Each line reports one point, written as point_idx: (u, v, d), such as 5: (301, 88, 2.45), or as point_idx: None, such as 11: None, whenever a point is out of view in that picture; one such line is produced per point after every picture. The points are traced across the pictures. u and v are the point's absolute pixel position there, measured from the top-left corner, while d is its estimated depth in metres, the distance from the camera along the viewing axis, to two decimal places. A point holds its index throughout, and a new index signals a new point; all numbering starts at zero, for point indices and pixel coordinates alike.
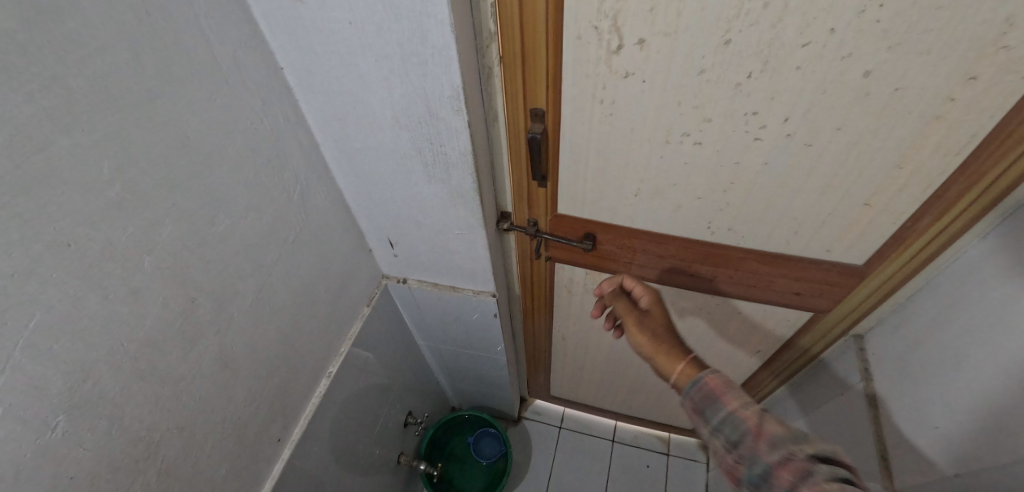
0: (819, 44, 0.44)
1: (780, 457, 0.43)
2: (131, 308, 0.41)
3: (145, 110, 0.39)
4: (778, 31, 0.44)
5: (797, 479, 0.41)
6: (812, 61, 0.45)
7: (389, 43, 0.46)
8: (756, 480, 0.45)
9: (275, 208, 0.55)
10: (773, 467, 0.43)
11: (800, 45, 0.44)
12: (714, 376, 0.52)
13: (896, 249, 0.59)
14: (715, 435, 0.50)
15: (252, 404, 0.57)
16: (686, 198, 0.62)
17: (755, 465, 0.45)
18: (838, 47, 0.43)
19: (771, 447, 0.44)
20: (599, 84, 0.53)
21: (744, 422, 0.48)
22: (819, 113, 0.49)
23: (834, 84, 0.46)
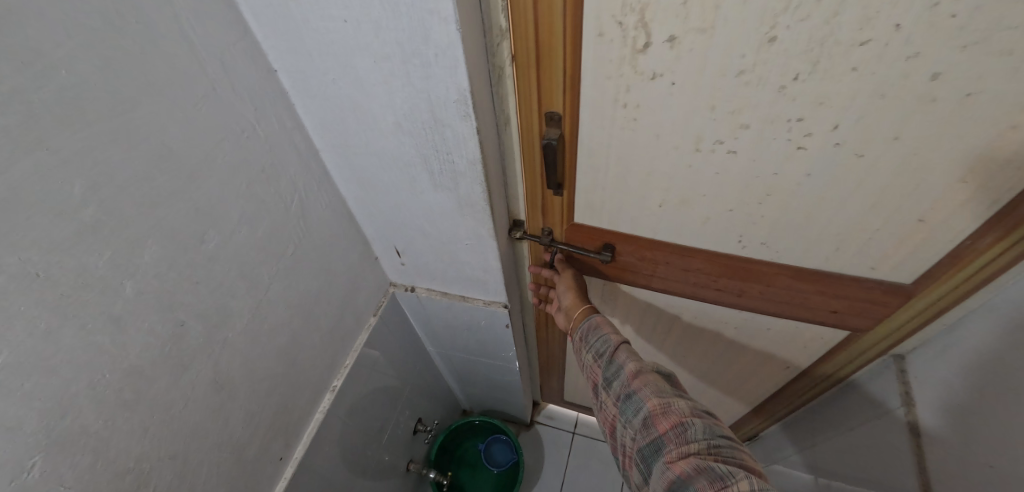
0: (880, 43, 0.38)
1: (627, 359, 0.53)
2: (113, 337, 0.38)
3: (121, 122, 0.36)
4: (831, 28, 0.38)
5: (632, 373, 0.51)
6: (870, 62, 0.39)
7: (388, 42, 0.42)
8: (607, 377, 0.54)
9: (271, 222, 0.52)
10: (621, 366, 0.53)
11: (858, 43, 0.38)
12: (596, 314, 0.62)
13: (951, 269, 0.53)
14: (588, 351, 0.59)
15: (251, 424, 0.55)
16: (715, 210, 0.57)
17: (609, 367, 0.55)
18: (902, 47, 0.38)
19: (624, 353, 0.54)
20: (622, 86, 0.48)
21: (608, 337, 0.57)
22: (874, 120, 0.43)
23: (894, 88, 0.40)
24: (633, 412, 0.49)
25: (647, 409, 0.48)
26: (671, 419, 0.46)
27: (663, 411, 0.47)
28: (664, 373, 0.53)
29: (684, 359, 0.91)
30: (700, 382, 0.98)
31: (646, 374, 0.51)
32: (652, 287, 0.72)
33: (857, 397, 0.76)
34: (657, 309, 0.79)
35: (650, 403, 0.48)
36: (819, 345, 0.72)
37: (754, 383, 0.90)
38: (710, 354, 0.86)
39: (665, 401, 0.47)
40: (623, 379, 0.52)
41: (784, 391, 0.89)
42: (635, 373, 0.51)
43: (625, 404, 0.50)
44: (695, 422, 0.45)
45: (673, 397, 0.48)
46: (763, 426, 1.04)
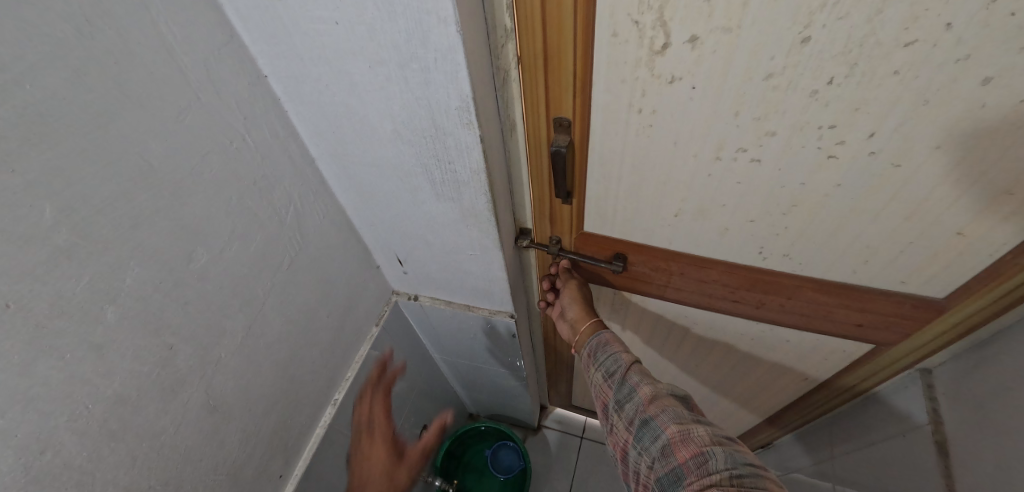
0: (928, 44, 0.34)
1: (642, 381, 0.51)
2: (95, 366, 0.36)
3: (95, 138, 0.33)
4: (874, 27, 0.34)
5: (648, 399, 0.49)
6: (916, 65, 0.35)
7: (383, 46, 0.38)
8: (620, 399, 0.52)
9: (265, 236, 0.49)
10: (635, 388, 0.51)
11: (902, 44, 0.34)
12: (605, 331, 0.60)
13: (989, 284, 0.49)
14: (598, 369, 0.57)
15: (248, 445, 0.53)
16: (735, 221, 0.53)
17: (621, 388, 0.52)
18: (952, 47, 0.34)
19: (637, 375, 0.52)
20: (637, 90, 0.44)
21: (619, 357, 0.55)
22: (914, 128, 0.39)
23: (940, 93, 0.36)
24: (650, 439, 0.46)
25: (665, 436, 0.45)
26: (692, 447, 0.43)
27: (682, 439, 0.44)
28: (682, 399, 0.51)
29: (696, 368, 0.88)
30: (713, 391, 0.95)
31: (664, 399, 0.48)
32: (666, 297, 0.69)
33: (878, 411, 0.72)
34: (671, 319, 0.76)
35: (669, 430, 0.45)
36: (840, 358, 0.69)
37: (769, 393, 0.87)
38: (725, 364, 0.83)
39: (684, 427, 0.45)
40: (639, 403, 0.50)
41: (798, 403, 0.86)
42: (651, 398, 0.49)
43: (641, 431, 0.48)
44: (716, 452, 0.41)
45: (693, 424, 0.45)
46: (774, 435, 1.00)
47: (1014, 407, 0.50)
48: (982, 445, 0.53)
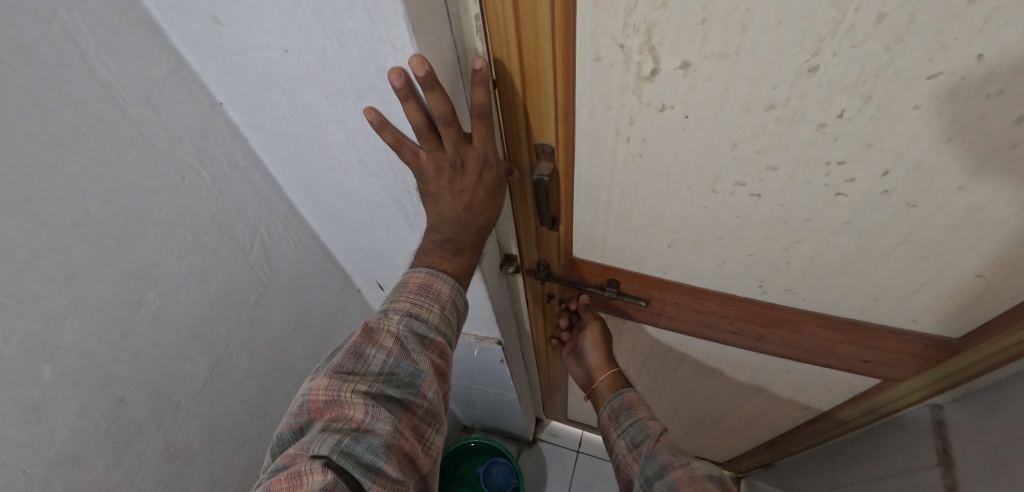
0: (955, 77, 0.29)
1: (675, 461, 0.46)
2: (31, 428, 0.34)
3: (15, 185, 0.30)
4: (892, 59, 0.29)
5: (685, 478, 0.44)
6: (939, 99, 0.31)
7: (338, 76, 0.35)
8: (649, 476, 0.47)
9: (227, 272, 0.46)
10: (666, 465, 0.46)
11: (924, 76, 0.30)
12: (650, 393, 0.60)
13: (1011, 327, 0.45)
14: (623, 438, 0.54)
15: (216, 487, 0.51)
16: (735, 254, 0.51)
17: (649, 462, 0.48)
18: (983, 80, 0.29)
19: (667, 450, 0.48)
20: (625, 117, 0.40)
21: (648, 426, 0.52)
22: (935, 166, 0.35)
23: (966, 129, 0.32)
24: None
25: None
26: None
27: None
28: (720, 480, 0.46)
29: (693, 392, 0.85)
30: (711, 414, 0.92)
31: (703, 483, 0.43)
32: (662, 325, 0.67)
33: (886, 443, 0.69)
34: (666, 345, 0.73)
35: None
36: (843, 391, 0.65)
37: (771, 419, 0.83)
38: (724, 389, 0.79)
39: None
40: (672, 485, 0.44)
41: (800, 431, 0.82)
42: (687, 481, 0.43)
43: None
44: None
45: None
46: (775, 457, 0.97)
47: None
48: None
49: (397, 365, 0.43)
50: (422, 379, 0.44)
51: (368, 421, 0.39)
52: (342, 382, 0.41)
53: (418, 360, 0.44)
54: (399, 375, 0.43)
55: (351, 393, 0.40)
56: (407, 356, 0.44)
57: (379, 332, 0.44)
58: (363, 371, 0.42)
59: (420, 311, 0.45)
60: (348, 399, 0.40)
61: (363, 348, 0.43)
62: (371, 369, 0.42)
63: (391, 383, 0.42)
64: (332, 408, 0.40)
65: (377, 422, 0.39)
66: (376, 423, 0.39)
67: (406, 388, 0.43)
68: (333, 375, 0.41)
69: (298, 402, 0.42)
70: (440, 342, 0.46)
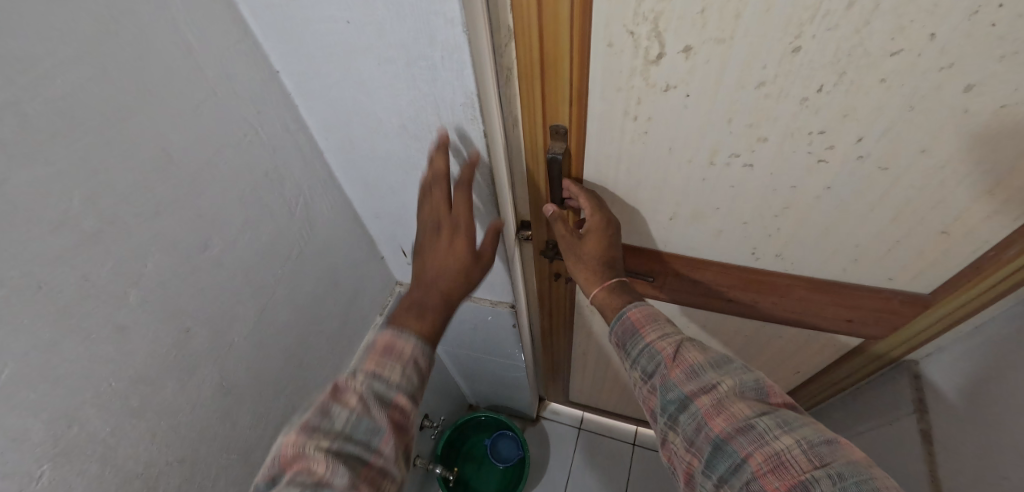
0: (913, 53, 0.35)
1: (697, 390, 0.45)
2: (117, 346, 0.38)
3: (118, 130, 0.35)
4: (860, 40, 0.35)
5: (713, 408, 0.43)
6: (900, 74, 0.37)
7: (392, 45, 0.40)
8: (670, 408, 0.47)
9: (275, 225, 0.51)
10: (689, 397, 0.45)
11: (888, 54, 0.36)
12: (649, 304, 0.54)
13: (972, 280, 0.51)
14: (633, 367, 0.51)
15: (259, 426, 0.55)
16: (730, 224, 0.57)
17: (668, 395, 0.47)
18: (935, 57, 0.35)
19: (686, 377, 0.46)
20: (633, 97, 0.46)
21: (658, 354, 0.49)
22: (899, 132, 0.41)
23: (924, 100, 0.38)
24: (728, 468, 0.41)
25: (749, 468, 0.40)
26: (787, 478, 0.38)
27: (774, 467, 0.39)
28: (754, 390, 0.45)
29: None
30: None
31: (733, 409, 0.43)
32: (662, 297, 0.74)
33: (868, 402, 0.75)
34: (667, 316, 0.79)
35: (752, 461, 0.40)
36: (832, 351, 0.71)
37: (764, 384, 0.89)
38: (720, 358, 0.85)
39: (766, 447, 0.40)
40: (699, 419, 0.44)
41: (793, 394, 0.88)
42: (713, 411, 0.43)
43: (712, 458, 0.42)
44: (820, 479, 0.37)
45: (778, 439, 0.40)
46: None
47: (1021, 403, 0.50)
48: (966, 429, 0.56)
49: (358, 422, 0.43)
50: (380, 436, 0.44)
51: (329, 475, 0.39)
52: (306, 438, 0.41)
53: (379, 418, 0.44)
54: (359, 433, 0.43)
55: (314, 449, 0.40)
56: (368, 414, 0.44)
57: (345, 392, 0.45)
58: (326, 427, 0.42)
59: (385, 371, 0.47)
60: (311, 454, 0.40)
61: (329, 406, 0.44)
62: (334, 425, 0.42)
63: (351, 440, 0.42)
64: (294, 464, 0.40)
65: (335, 477, 0.39)
66: (335, 477, 0.39)
67: (367, 446, 0.43)
68: (299, 430, 0.42)
69: (265, 464, 0.41)
70: (405, 403, 0.47)
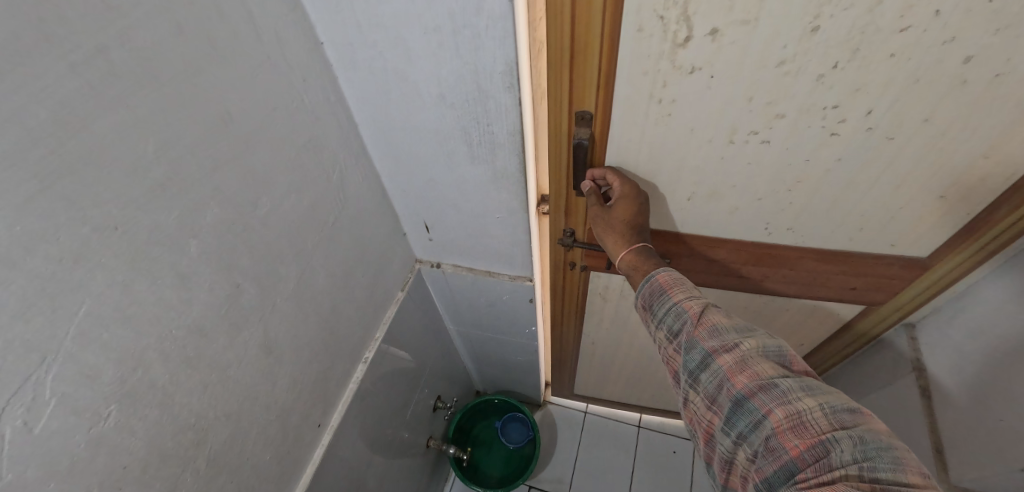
0: (920, 30, 0.39)
1: (720, 348, 0.47)
2: (179, 294, 0.39)
3: (188, 85, 0.37)
4: (872, 18, 0.38)
5: (735, 366, 0.45)
6: (909, 49, 0.40)
7: (439, 14, 0.43)
8: (693, 366, 0.48)
9: (316, 191, 0.53)
10: (711, 355, 0.47)
11: (898, 30, 0.39)
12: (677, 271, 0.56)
13: (966, 241, 0.56)
14: (659, 327, 0.54)
15: (295, 389, 0.56)
16: (745, 201, 0.60)
17: (692, 352, 0.49)
18: (939, 31, 0.38)
19: (710, 336, 0.48)
20: (659, 81, 0.48)
21: (684, 312, 0.51)
22: (906, 103, 0.45)
23: (928, 72, 0.42)
24: (747, 423, 0.43)
25: (768, 423, 0.41)
26: (807, 435, 0.39)
27: (793, 424, 0.40)
28: (776, 355, 0.46)
29: None
30: None
31: (755, 367, 0.44)
32: None
33: (869, 368, 0.79)
34: None
35: (772, 416, 0.41)
36: (836, 318, 0.76)
37: None
38: None
39: (787, 404, 0.41)
40: (720, 376, 0.46)
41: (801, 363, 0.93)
42: (736, 369, 0.45)
43: (732, 414, 0.44)
44: (841, 437, 0.37)
45: (799, 399, 0.41)
46: None
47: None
48: (964, 382, 0.60)
49: None
50: None
51: None
52: None
53: None
54: None
55: None
56: None
57: None
58: None
59: None
60: None
61: None
62: None
63: None
64: None
65: None
66: None
67: None
68: None
69: None
70: None
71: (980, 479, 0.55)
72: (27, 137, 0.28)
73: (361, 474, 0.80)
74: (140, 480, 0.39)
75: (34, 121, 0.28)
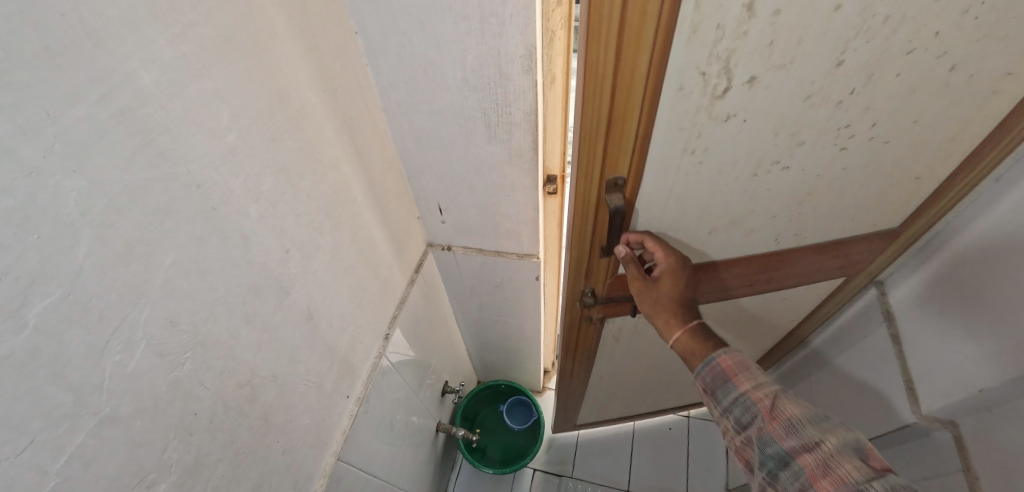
0: (919, 49, 0.41)
1: (799, 446, 0.48)
2: (242, 252, 0.43)
3: (255, 61, 0.41)
4: (887, 45, 0.40)
5: (817, 467, 0.46)
6: (910, 66, 0.43)
7: (469, 4, 0.48)
8: (772, 464, 0.50)
9: (349, 168, 0.58)
10: (790, 454, 0.48)
11: (904, 52, 0.41)
12: (739, 352, 0.60)
13: (928, 207, 0.63)
14: (730, 418, 0.57)
15: (329, 357, 0.59)
16: (762, 220, 0.63)
17: (769, 448, 0.50)
18: (932, 49, 0.41)
19: (785, 431, 0.50)
20: (695, 133, 0.47)
21: (754, 405, 0.54)
22: (901, 113, 0.48)
23: (922, 83, 0.45)
24: None
25: None
26: None
27: None
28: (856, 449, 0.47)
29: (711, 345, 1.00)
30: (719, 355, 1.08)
31: (838, 470, 0.45)
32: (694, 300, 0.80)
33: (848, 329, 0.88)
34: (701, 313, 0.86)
35: None
36: (822, 292, 0.84)
37: (763, 334, 1.01)
38: (734, 329, 0.96)
39: None
40: (802, 479, 0.47)
41: (789, 336, 1.01)
42: (818, 471, 0.46)
43: None
44: None
45: None
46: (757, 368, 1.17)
47: (1009, 286, 0.57)
48: (924, 324, 0.70)
49: None
50: None
51: None
52: None
53: None
54: None
55: None
56: None
57: None
58: None
59: None
60: None
61: None
62: None
63: None
64: None
65: None
66: None
67: None
68: None
69: None
70: None
71: (950, 405, 0.64)
72: (137, 96, 0.32)
73: (383, 452, 0.82)
74: (206, 428, 0.42)
75: (141, 82, 0.32)
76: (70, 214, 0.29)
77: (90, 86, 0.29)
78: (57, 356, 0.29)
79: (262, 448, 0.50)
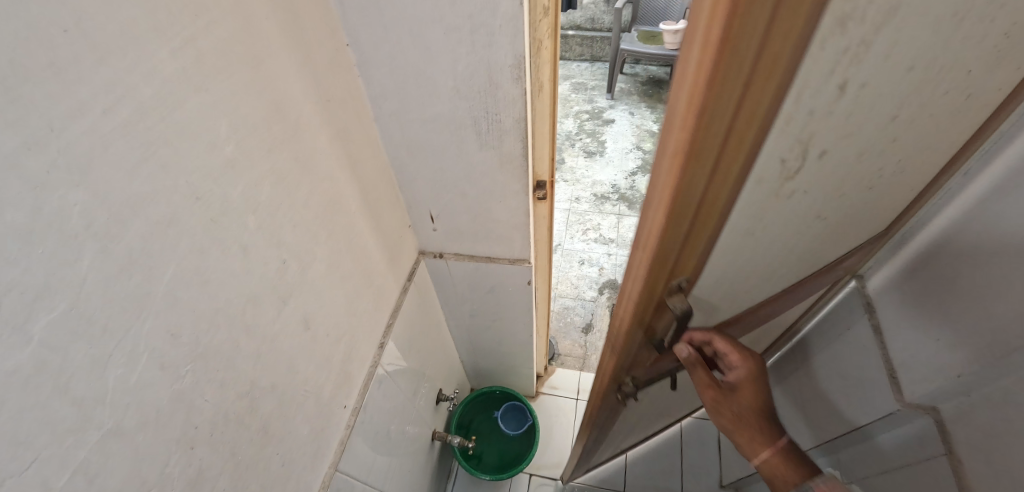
0: (968, 88, 0.35)
1: None
2: (242, 262, 0.43)
3: (252, 73, 0.42)
4: (944, 95, 0.33)
5: None
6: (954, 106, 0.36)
7: (459, 15, 0.50)
8: None
9: (343, 178, 0.58)
10: None
11: (957, 94, 0.35)
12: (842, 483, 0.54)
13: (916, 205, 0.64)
14: None
15: (325, 367, 0.59)
16: (793, 268, 0.57)
17: None
18: (972, 89, 0.35)
19: None
20: (758, 216, 0.40)
21: None
22: (933, 145, 0.43)
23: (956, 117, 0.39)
24: None
25: None
26: None
27: None
28: None
29: None
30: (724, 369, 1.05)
31: None
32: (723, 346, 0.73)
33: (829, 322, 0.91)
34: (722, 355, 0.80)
35: None
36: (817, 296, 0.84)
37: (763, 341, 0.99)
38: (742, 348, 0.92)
39: None
40: None
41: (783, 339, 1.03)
42: None
43: None
44: None
45: None
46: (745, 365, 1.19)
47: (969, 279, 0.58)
48: None
49: None
50: None
51: None
52: None
53: None
54: None
55: None
56: None
57: None
58: None
59: None
60: None
61: None
62: None
63: None
64: None
65: None
66: None
67: None
68: None
69: None
70: None
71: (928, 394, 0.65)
72: (138, 109, 0.32)
73: (380, 463, 0.82)
74: (207, 441, 0.41)
75: (142, 96, 0.32)
76: (74, 227, 0.29)
77: (94, 100, 0.29)
78: (62, 370, 0.29)
79: (262, 460, 0.50)
